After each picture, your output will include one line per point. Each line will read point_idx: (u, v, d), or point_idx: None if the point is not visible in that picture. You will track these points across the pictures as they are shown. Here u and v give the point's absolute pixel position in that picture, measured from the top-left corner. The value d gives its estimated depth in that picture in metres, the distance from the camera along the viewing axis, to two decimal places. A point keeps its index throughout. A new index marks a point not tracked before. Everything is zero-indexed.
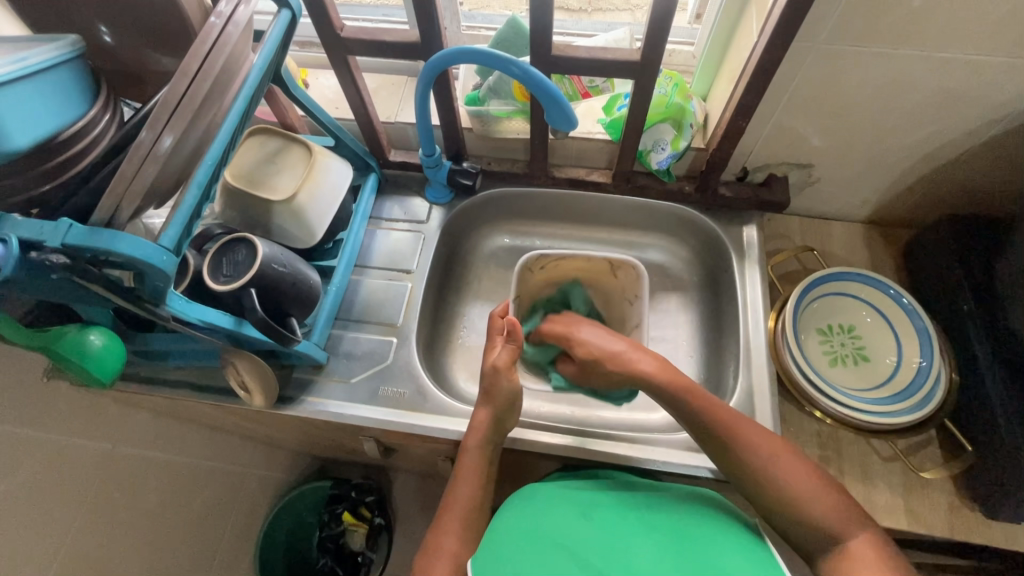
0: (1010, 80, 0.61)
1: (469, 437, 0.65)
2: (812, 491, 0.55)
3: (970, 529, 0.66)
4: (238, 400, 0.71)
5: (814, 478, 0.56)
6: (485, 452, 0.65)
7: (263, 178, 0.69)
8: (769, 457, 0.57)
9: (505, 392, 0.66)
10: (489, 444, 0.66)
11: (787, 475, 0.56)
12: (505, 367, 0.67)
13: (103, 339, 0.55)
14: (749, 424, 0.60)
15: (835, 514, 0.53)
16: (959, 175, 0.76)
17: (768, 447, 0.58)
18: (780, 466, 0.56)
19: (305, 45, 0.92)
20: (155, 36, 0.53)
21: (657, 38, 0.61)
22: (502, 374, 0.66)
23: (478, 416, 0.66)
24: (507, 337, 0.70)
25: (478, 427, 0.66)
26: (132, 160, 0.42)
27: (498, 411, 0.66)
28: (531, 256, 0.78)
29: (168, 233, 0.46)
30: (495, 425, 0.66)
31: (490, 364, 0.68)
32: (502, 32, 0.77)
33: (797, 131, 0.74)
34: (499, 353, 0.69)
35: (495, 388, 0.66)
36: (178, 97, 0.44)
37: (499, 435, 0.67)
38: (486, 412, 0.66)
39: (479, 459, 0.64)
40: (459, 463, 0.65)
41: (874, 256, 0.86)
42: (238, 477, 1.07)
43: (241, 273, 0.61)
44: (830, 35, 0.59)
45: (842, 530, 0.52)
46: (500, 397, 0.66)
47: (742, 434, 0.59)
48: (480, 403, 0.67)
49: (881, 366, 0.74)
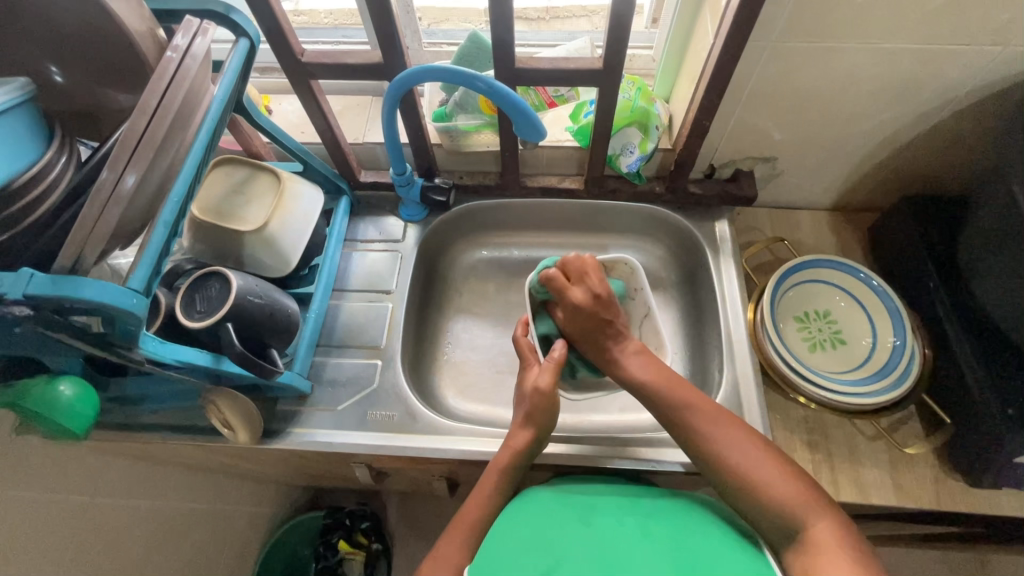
0: (954, 65, 0.63)
1: (502, 454, 0.64)
2: (770, 480, 0.54)
3: (956, 499, 0.68)
4: (221, 438, 0.69)
5: (776, 466, 0.55)
6: (514, 472, 0.64)
7: (233, 210, 0.67)
8: (731, 447, 0.57)
9: (547, 412, 0.65)
10: (522, 464, 0.65)
11: (745, 462, 0.55)
12: (547, 390, 0.65)
13: (74, 389, 0.54)
14: (711, 415, 0.59)
15: (795, 499, 0.52)
16: (914, 158, 0.79)
17: (730, 438, 0.57)
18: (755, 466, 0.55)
19: (265, 71, 0.91)
20: (109, 72, 0.51)
21: (618, 44, 0.62)
22: (543, 397, 0.65)
23: (519, 438, 0.65)
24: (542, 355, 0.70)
25: (517, 446, 0.65)
26: (94, 203, 0.40)
27: (538, 433, 0.65)
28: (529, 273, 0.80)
29: (136, 274, 0.45)
30: (534, 446, 0.65)
31: (533, 388, 0.66)
32: (464, 47, 0.77)
33: (759, 126, 0.76)
34: (541, 375, 0.67)
35: (539, 411, 0.65)
36: (138, 135, 0.43)
37: (534, 456, 0.66)
38: (527, 434, 0.65)
39: (505, 478, 0.64)
40: (480, 481, 0.64)
41: (841, 241, 0.88)
42: (226, 517, 1.03)
43: (215, 308, 0.60)
44: (784, 32, 0.61)
45: (803, 518, 0.51)
46: (542, 419, 0.65)
47: (701, 428, 0.59)
48: (520, 424, 0.66)
49: (858, 347, 0.76)
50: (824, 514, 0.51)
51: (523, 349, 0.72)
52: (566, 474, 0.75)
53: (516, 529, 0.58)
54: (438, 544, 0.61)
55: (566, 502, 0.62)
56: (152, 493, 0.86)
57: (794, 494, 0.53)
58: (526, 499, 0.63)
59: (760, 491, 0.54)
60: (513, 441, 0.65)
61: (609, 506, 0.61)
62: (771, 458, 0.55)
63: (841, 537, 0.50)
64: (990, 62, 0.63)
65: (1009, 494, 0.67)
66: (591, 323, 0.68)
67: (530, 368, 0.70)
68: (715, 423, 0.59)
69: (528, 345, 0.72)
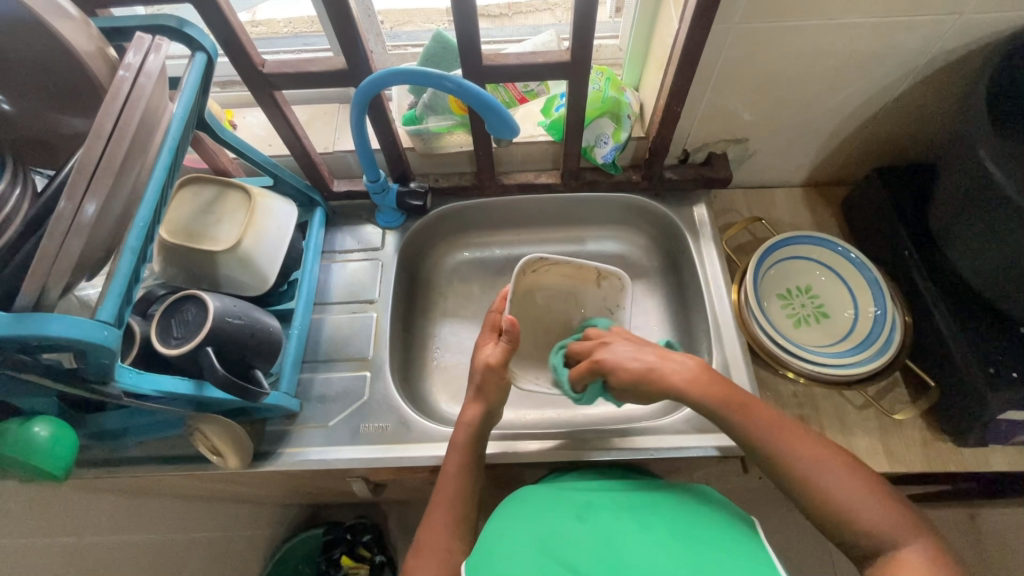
0: (914, 35, 0.64)
1: (458, 432, 0.66)
2: (861, 502, 0.51)
3: (946, 460, 0.69)
4: (210, 464, 0.67)
5: (863, 485, 0.52)
6: (475, 448, 0.66)
7: (174, 223, 0.66)
8: (820, 467, 0.53)
9: (498, 387, 0.68)
10: (478, 440, 0.67)
11: (827, 479, 0.53)
12: (496, 365, 0.67)
13: (49, 429, 0.52)
14: (795, 436, 0.56)
15: (890, 522, 0.50)
16: (880, 130, 0.80)
17: (816, 455, 0.54)
18: (835, 479, 0.53)
19: (227, 85, 0.89)
20: (59, 97, 0.49)
21: (585, 34, 0.61)
22: (491, 374, 0.67)
23: (468, 414, 0.67)
24: (505, 335, 0.67)
25: (469, 422, 0.67)
26: (53, 235, 0.39)
27: (488, 407, 0.67)
28: (530, 258, 0.73)
29: (106, 305, 0.43)
30: (484, 421, 0.67)
31: (482, 364, 0.68)
32: (429, 48, 0.76)
33: (729, 109, 0.77)
34: (493, 350, 0.68)
35: (485, 386, 0.68)
36: (95, 161, 0.41)
37: (489, 429, 0.68)
38: (476, 408, 0.67)
39: (467, 456, 0.65)
40: (447, 459, 0.66)
41: (816, 216, 0.90)
42: (223, 542, 1.01)
43: (192, 333, 0.58)
44: (745, 14, 0.62)
45: (893, 539, 0.50)
46: (493, 395, 0.67)
47: (786, 448, 0.55)
48: (471, 399, 0.68)
49: (841, 319, 0.77)
50: (910, 534, 0.50)
51: (489, 326, 0.72)
52: (564, 470, 0.74)
53: (513, 526, 0.57)
54: (420, 534, 0.62)
55: (564, 498, 0.62)
56: (145, 527, 0.83)
57: (882, 514, 0.51)
58: (522, 497, 0.63)
59: (849, 513, 0.51)
60: (464, 416, 0.67)
61: (606, 501, 0.61)
62: (859, 478, 0.53)
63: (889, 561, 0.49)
64: (947, 30, 0.64)
65: (996, 450, 0.69)
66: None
67: (487, 342, 0.71)
68: (799, 441, 0.56)
69: (496, 322, 0.73)
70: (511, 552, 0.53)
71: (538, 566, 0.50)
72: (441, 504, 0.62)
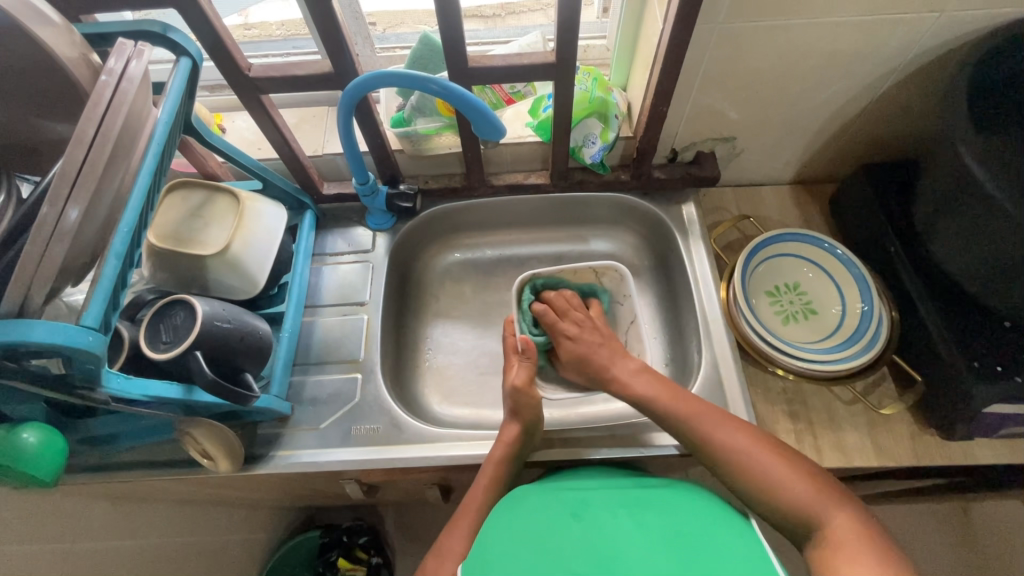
0: (895, 34, 0.65)
1: (493, 449, 0.67)
2: (789, 482, 0.54)
3: (934, 453, 0.70)
4: (203, 469, 0.67)
5: (786, 465, 0.56)
6: (509, 465, 0.67)
7: (191, 235, 0.65)
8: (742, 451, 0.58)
9: (532, 407, 0.70)
10: (515, 457, 0.68)
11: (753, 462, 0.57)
12: (525, 386, 0.71)
13: (38, 435, 0.53)
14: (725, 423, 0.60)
15: (812, 498, 0.53)
16: (866, 128, 0.81)
17: (739, 441, 0.58)
18: (758, 460, 0.56)
19: (216, 89, 0.89)
20: (42, 103, 0.49)
21: (569, 35, 0.61)
22: (524, 395, 0.70)
23: (508, 432, 0.68)
24: (522, 354, 0.75)
25: (507, 440, 0.67)
26: (36, 241, 0.39)
27: (527, 424, 0.69)
28: (523, 277, 0.82)
29: (91, 310, 0.43)
30: (523, 439, 0.68)
31: (512, 386, 0.71)
32: (417, 50, 0.77)
33: (716, 107, 0.77)
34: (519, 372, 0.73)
35: (522, 405, 0.69)
36: (77, 167, 0.41)
37: (529, 448, 0.70)
38: (515, 427, 0.69)
39: (500, 472, 0.66)
40: (480, 471, 0.67)
41: (805, 214, 0.90)
42: (218, 547, 1.01)
43: (181, 337, 0.57)
44: (729, 13, 0.62)
45: (821, 515, 0.52)
46: (529, 414, 0.69)
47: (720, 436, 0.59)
48: (508, 420, 0.70)
49: (829, 316, 0.78)
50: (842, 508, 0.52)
51: (510, 349, 0.77)
52: (556, 468, 0.75)
53: (506, 524, 0.57)
54: (441, 538, 0.65)
55: (558, 497, 0.62)
56: (137, 532, 0.82)
57: (806, 491, 0.53)
58: (516, 496, 0.63)
59: (779, 492, 0.54)
60: (503, 434, 0.68)
61: (602, 498, 0.61)
62: (788, 460, 0.56)
63: (859, 535, 0.50)
64: (929, 28, 0.64)
65: (983, 444, 0.70)
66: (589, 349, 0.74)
67: (513, 365, 0.75)
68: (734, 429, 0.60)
69: (516, 344, 0.77)
70: (503, 553, 0.53)
71: (531, 565, 0.50)
72: (469, 512, 0.65)
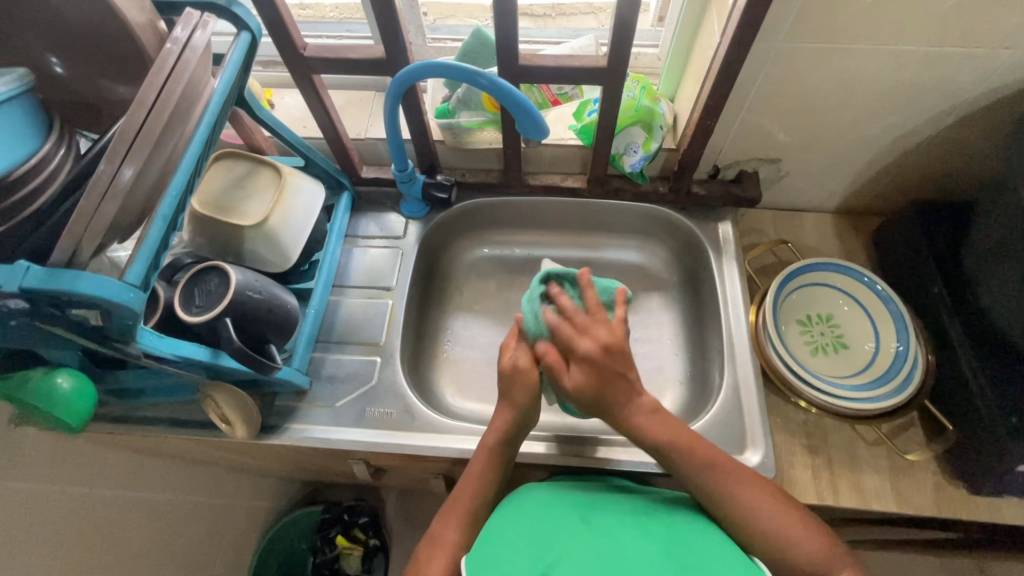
0: (963, 69, 0.63)
1: (488, 435, 0.65)
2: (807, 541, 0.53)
3: (957, 507, 0.67)
4: (218, 433, 0.69)
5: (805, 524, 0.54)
6: (506, 450, 0.65)
7: (233, 204, 0.67)
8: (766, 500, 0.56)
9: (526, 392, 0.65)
10: (508, 445, 0.65)
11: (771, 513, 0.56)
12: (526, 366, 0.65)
13: (72, 381, 0.54)
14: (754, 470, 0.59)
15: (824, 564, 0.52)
16: (920, 162, 0.78)
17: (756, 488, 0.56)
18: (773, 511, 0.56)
19: (269, 65, 0.91)
20: (109, 63, 0.51)
21: (623, 40, 0.61)
22: (520, 377, 0.65)
23: (501, 418, 0.65)
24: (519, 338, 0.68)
25: (500, 428, 0.65)
26: (91, 197, 0.40)
27: (521, 410, 0.65)
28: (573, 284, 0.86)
29: (134, 268, 0.44)
30: (519, 423, 0.65)
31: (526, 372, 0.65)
32: (468, 43, 0.77)
33: (765, 128, 0.75)
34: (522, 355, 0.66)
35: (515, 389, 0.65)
36: (135, 129, 0.42)
37: (523, 428, 0.66)
38: (509, 413, 0.65)
39: (493, 458, 0.64)
40: (471, 462, 0.65)
41: (845, 245, 0.88)
42: (227, 511, 1.03)
43: (213, 303, 0.59)
44: (790, 33, 0.61)
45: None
46: (523, 397, 0.65)
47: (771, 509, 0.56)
48: (502, 406, 0.66)
49: (860, 352, 0.76)
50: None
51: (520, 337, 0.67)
52: (562, 473, 0.75)
53: (513, 520, 0.57)
54: (433, 527, 0.62)
55: (567, 500, 0.61)
56: (153, 487, 0.85)
57: None
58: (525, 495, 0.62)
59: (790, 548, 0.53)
60: (496, 420, 0.65)
61: (613, 506, 0.60)
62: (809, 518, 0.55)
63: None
64: (1001, 65, 0.62)
65: (1012, 503, 0.67)
66: (604, 375, 0.60)
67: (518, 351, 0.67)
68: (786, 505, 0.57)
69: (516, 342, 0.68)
70: (506, 549, 0.53)
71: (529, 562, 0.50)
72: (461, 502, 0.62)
